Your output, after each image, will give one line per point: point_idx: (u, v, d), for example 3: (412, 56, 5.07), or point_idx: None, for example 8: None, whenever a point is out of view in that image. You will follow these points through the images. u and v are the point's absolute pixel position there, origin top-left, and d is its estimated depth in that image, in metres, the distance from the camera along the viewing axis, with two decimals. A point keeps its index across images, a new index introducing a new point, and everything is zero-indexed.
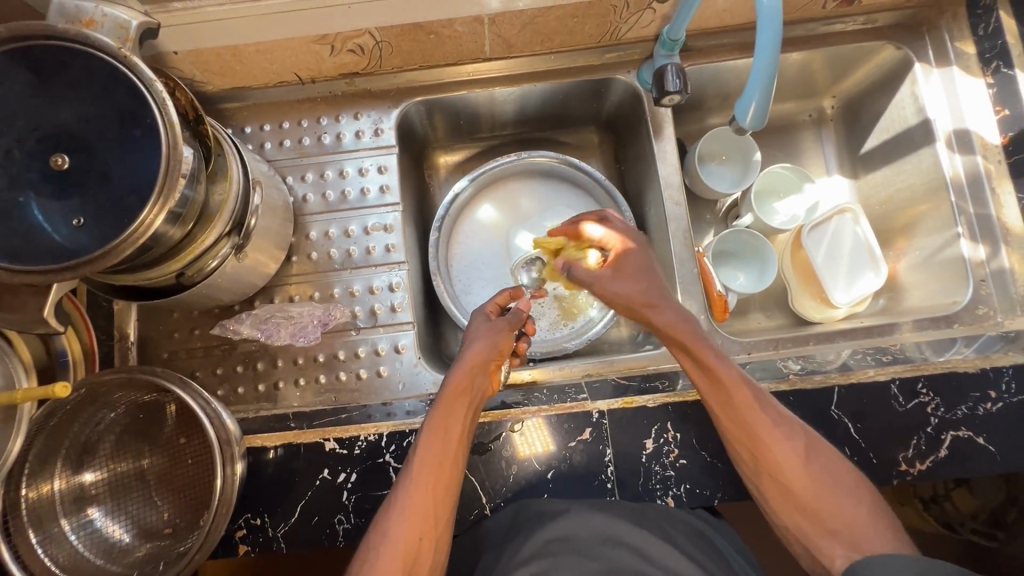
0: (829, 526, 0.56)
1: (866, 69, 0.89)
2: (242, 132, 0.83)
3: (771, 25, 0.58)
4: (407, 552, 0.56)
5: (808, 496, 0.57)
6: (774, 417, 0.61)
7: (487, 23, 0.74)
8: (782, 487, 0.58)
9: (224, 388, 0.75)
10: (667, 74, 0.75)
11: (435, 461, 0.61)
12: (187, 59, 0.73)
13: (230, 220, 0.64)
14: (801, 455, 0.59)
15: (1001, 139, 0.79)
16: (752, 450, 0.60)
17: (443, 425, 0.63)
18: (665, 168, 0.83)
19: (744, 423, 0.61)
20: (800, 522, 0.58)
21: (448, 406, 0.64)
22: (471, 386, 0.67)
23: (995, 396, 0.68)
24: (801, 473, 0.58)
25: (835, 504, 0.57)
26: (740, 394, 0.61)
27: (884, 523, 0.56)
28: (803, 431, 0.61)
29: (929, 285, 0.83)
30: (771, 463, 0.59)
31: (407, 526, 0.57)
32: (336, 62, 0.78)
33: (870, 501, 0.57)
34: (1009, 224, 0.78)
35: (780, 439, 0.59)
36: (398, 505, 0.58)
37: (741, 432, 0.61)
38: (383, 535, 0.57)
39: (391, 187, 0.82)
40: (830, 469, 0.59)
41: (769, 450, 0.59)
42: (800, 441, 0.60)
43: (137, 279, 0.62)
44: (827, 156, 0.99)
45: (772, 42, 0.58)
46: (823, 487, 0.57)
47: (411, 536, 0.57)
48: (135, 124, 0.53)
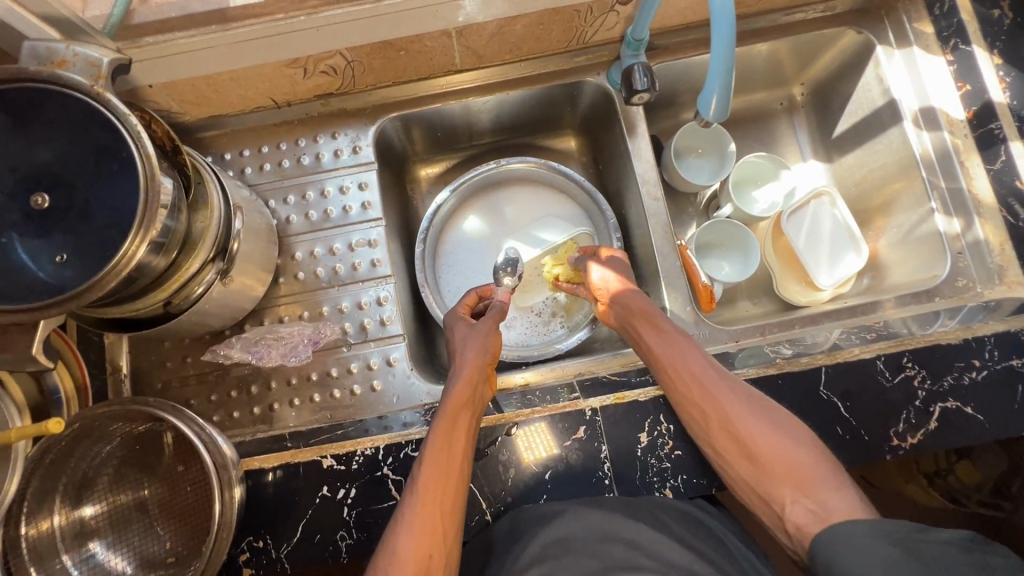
0: (778, 471, 0.59)
1: (829, 56, 0.91)
2: (222, 159, 0.84)
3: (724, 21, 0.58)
4: (417, 565, 0.56)
5: (751, 445, 0.61)
6: (718, 379, 0.65)
7: (455, 36, 0.76)
8: (733, 440, 0.62)
9: (220, 414, 0.76)
10: (635, 73, 0.76)
11: (441, 474, 0.61)
12: (162, 92, 0.74)
13: (213, 246, 0.65)
14: (738, 408, 0.63)
15: (966, 114, 0.80)
16: (700, 410, 0.64)
17: (446, 436, 0.64)
18: (641, 165, 0.84)
19: (694, 380, 0.65)
20: (752, 474, 0.61)
21: (451, 417, 0.65)
22: (474, 397, 0.68)
23: (979, 364, 0.69)
24: (752, 423, 0.62)
25: (777, 449, 0.60)
26: (682, 360, 0.66)
27: (822, 464, 0.59)
28: (747, 390, 0.65)
29: (910, 261, 0.84)
30: (718, 418, 0.63)
31: (417, 541, 0.57)
32: (310, 85, 0.80)
33: (813, 446, 0.60)
34: (980, 196, 0.78)
35: (717, 390, 0.64)
36: (404, 524, 0.59)
37: (690, 391, 0.65)
38: (390, 554, 0.57)
39: (372, 203, 0.83)
40: (779, 420, 0.62)
41: (709, 406, 0.63)
42: (747, 399, 0.64)
43: (125, 311, 0.62)
44: (800, 143, 1.01)
45: (727, 35, 0.58)
46: (768, 437, 0.61)
47: (420, 551, 0.57)
48: (112, 158, 0.54)
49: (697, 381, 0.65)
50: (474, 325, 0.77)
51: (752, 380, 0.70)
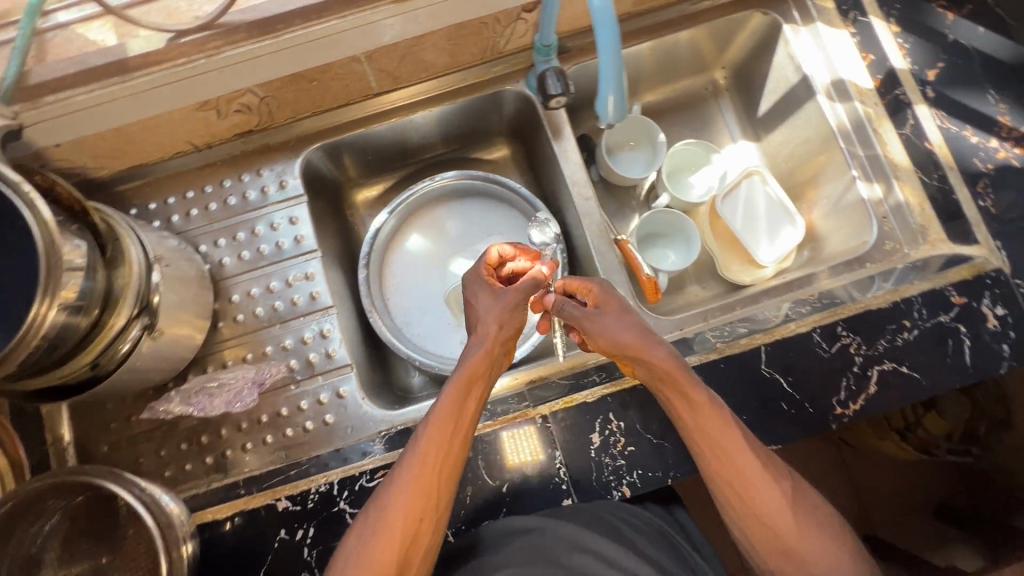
0: (812, 569, 0.57)
1: (741, 39, 0.93)
2: (146, 209, 0.81)
3: (606, 27, 0.56)
4: (405, 526, 0.57)
5: (783, 535, 0.58)
6: (767, 475, 0.59)
7: (365, 60, 0.76)
8: (771, 533, 0.58)
9: (171, 469, 0.74)
10: (548, 78, 0.77)
11: (444, 442, 0.60)
12: (72, 148, 0.73)
13: (136, 301, 0.64)
14: (771, 487, 0.58)
15: (873, 82, 0.83)
16: (744, 503, 0.59)
17: (456, 409, 0.62)
18: (569, 167, 0.85)
19: (735, 473, 0.59)
20: (783, 568, 0.58)
21: (463, 389, 0.63)
22: (489, 369, 0.66)
23: (909, 324, 0.71)
24: (793, 517, 0.58)
25: (819, 552, 0.57)
26: (724, 434, 0.59)
27: (857, 564, 0.57)
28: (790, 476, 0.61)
29: (842, 230, 0.86)
30: (760, 511, 0.58)
31: (407, 505, 0.58)
32: (227, 124, 0.79)
33: (849, 547, 0.58)
34: (896, 159, 0.80)
35: (758, 474, 0.58)
36: (399, 481, 0.59)
37: (731, 479, 0.59)
38: (383, 510, 0.58)
39: (305, 236, 0.82)
40: (817, 514, 0.59)
41: (747, 490, 0.58)
42: (790, 489, 0.59)
43: (49, 380, 0.61)
44: (729, 126, 1.03)
45: (612, 40, 0.56)
46: (807, 535, 0.58)
47: (410, 513, 0.58)
48: (10, 227, 0.53)
49: (740, 474, 0.58)
50: (500, 294, 0.69)
51: (695, 366, 0.71)
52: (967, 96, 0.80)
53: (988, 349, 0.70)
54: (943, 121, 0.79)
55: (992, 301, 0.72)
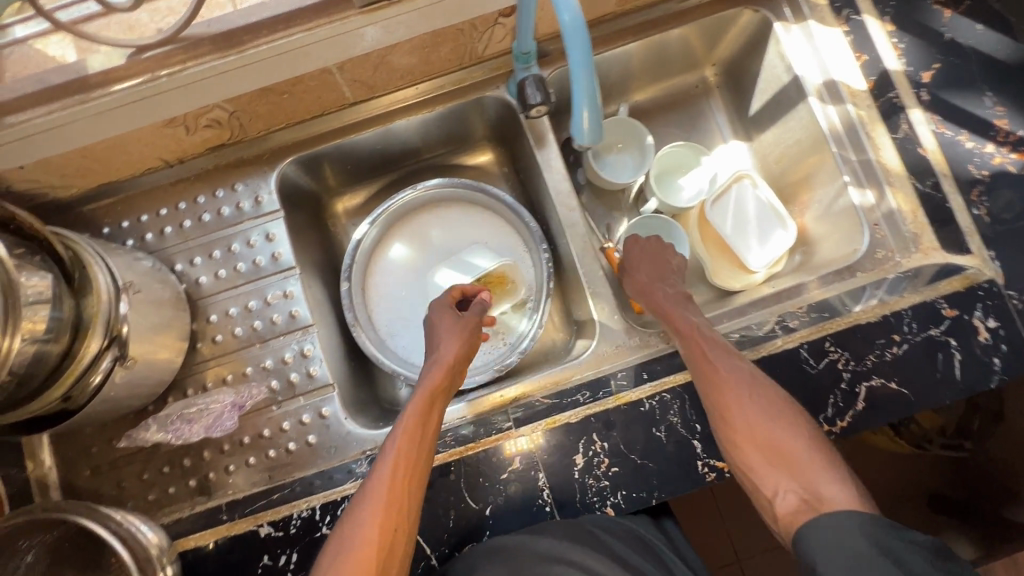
0: (774, 457, 0.60)
1: (732, 36, 0.90)
2: (119, 228, 0.80)
3: (579, 46, 0.54)
4: (382, 534, 0.58)
5: (754, 431, 0.62)
6: (734, 369, 0.66)
7: (336, 71, 0.73)
8: (730, 426, 0.63)
9: (154, 492, 0.73)
10: (528, 87, 0.74)
11: (411, 451, 0.64)
12: (37, 170, 0.71)
13: (105, 332, 0.62)
14: (749, 399, 0.63)
15: (867, 84, 0.79)
16: (708, 389, 0.65)
17: (422, 421, 0.66)
18: (552, 177, 0.83)
19: (702, 370, 0.67)
20: (751, 460, 0.61)
21: (426, 402, 0.68)
22: (449, 386, 0.72)
23: (899, 338, 0.70)
24: (752, 409, 0.63)
25: (780, 439, 0.61)
26: (701, 348, 0.68)
27: (819, 455, 0.59)
28: (753, 374, 0.66)
29: (834, 235, 0.84)
30: (721, 406, 0.64)
31: (381, 512, 0.59)
32: (198, 139, 0.77)
33: (812, 438, 0.60)
34: (890, 165, 0.78)
35: (740, 387, 0.64)
36: (369, 495, 0.60)
37: (698, 376, 0.67)
38: (356, 523, 0.59)
39: (283, 253, 0.80)
40: (778, 408, 0.63)
41: (726, 402, 0.63)
42: (750, 383, 0.65)
43: (15, 415, 0.59)
44: (720, 125, 1.00)
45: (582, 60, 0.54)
46: (766, 426, 0.61)
47: (386, 522, 0.58)
48: None
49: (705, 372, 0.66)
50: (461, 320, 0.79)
51: (680, 386, 0.70)
52: (963, 99, 0.77)
53: (980, 363, 0.68)
54: (938, 125, 0.77)
55: (985, 313, 0.70)
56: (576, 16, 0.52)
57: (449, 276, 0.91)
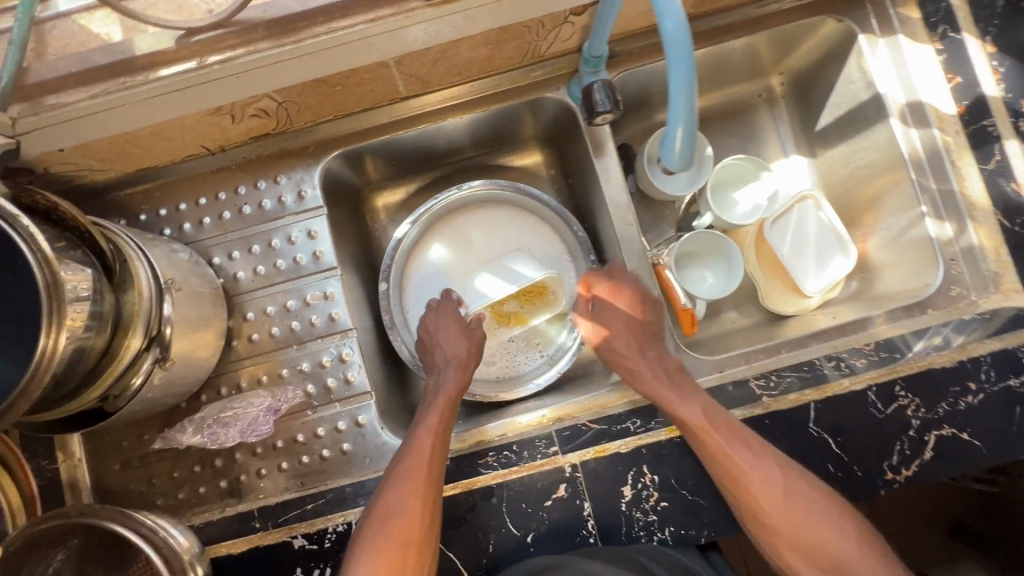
0: (819, 560, 0.59)
1: (809, 46, 0.84)
2: (157, 215, 0.77)
3: (681, 54, 0.49)
4: (417, 509, 0.61)
5: (794, 537, 0.60)
6: (757, 469, 0.60)
7: (393, 65, 0.68)
8: (769, 529, 0.61)
9: (184, 491, 0.72)
10: (596, 93, 0.70)
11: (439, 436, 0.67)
12: (77, 153, 0.68)
13: (147, 332, 0.60)
14: (785, 500, 0.60)
15: (957, 108, 0.74)
16: (736, 493, 0.61)
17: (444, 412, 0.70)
18: (610, 188, 0.79)
19: (725, 472, 0.61)
20: (795, 561, 0.60)
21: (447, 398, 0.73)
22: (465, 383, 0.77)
23: (975, 387, 0.66)
24: (787, 512, 0.60)
25: (825, 540, 0.59)
26: (717, 447, 0.61)
27: (869, 556, 0.58)
28: (782, 467, 0.61)
29: (900, 266, 0.80)
30: (754, 506, 0.60)
31: (415, 489, 0.62)
32: (242, 128, 0.73)
33: (857, 534, 0.59)
34: (974, 197, 0.73)
35: (772, 488, 0.60)
36: (398, 472, 0.63)
37: (723, 477, 0.61)
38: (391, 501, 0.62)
39: (324, 251, 0.76)
40: (817, 505, 0.60)
41: (761, 505, 0.60)
42: (779, 481, 0.60)
43: (56, 413, 0.57)
44: (782, 139, 0.94)
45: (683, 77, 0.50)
46: (805, 526, 0.59)
47: (419, 500, 0.61)
48: (8, 266, 0.48)
49: (730, 476, 0.60)
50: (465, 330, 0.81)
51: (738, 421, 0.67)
52: None
53: None
54: None
55: None
56: (679, 26, 0.47)
57: (490, 281, 0.87)
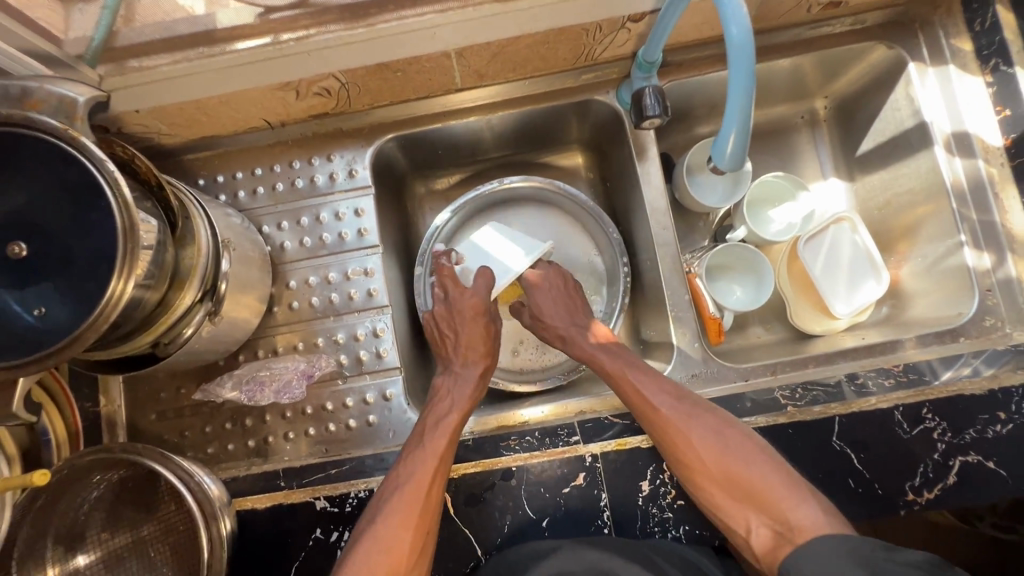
0: (736, 491, 0.60)
1: (857, 71, 0.85)
2: (215, 182, 0.81)
3: (739, 36, 0.51)
4: (408, 524, 0.60)
5: (713, 470, 0.61)
6: (673, 405, 0.65)
7: (455, 56, 0.71)
8: (687, 466, 0.62)
9: (214, 446, 0.75)
10: (646, 98, 0.72)
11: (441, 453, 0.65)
12: (150, 116, 0.71)
13: (201, 286, 0.63)
14: (690, 427, 0.63)
15: (1003, 141, 0.75)
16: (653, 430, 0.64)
17: (446, 423, 0.68)
18: (649, 193, 0.80)
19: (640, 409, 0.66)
20: (716, 497, 0.61)
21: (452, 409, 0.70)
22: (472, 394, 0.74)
23: (1005, 417, 0.65)
24: (698, 442, 0.62)
25: (740, 470, 0.60)
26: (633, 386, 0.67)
27: (781, 481, 0.59)
28: (687, 401, 0.65)
29: (933, 295, 0.80)
30: (669, 442, 0.63)
31: (407, 504, 0.61)
32: (303, 105, 0.76)
33: (768, 462, 0.60)
34: (1014, 229, 0.74)
35: (676, 415, 0.64)
36: (396, 482, 0.63)
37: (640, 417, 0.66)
38: (379, 511, 0.62)
39: (369, 229, 0.79)
40: (720, 433, 0.62)
41: (674, 435, 0.63)
42: (687, 412, 0.64)
43: (111, 353, 0.60)
44: (821, 161, 0.95)
45: (745, 59, 0.51)
46: (718, 457, 0.61)
47: (409, 512, 0.61)
48: (90, 208, 0.51)
49: (642, 411, 0.66)
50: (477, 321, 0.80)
51: (761, 428, 0.67)
52: None
53: None
54: None
55: None
56: (744, 28, 0.51)
57: (488, 235, 0.87)
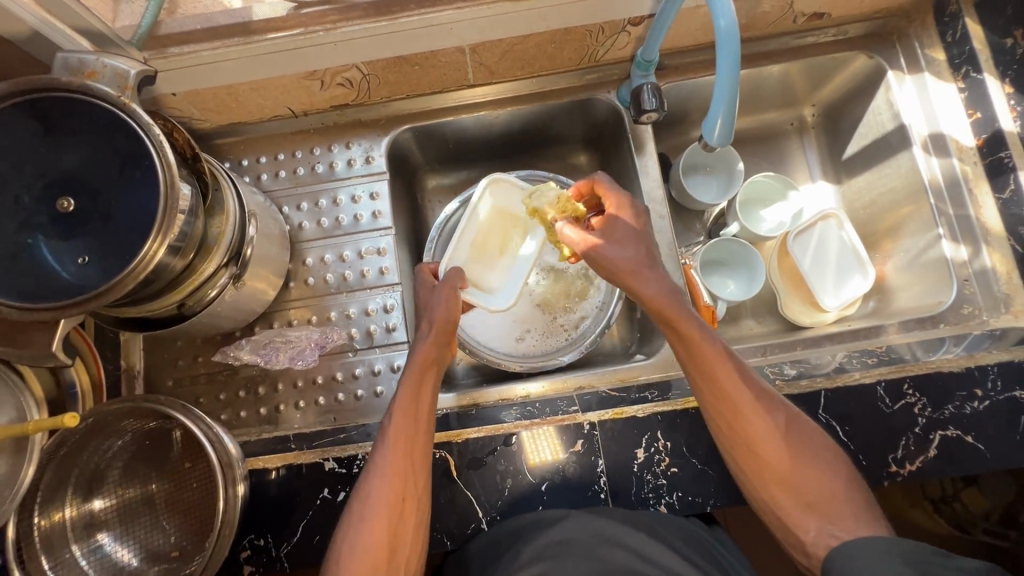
0: (805, 497, 0.58)
1: (841, 79, 0.92)
2: (240, 165, 0.86)
3: (726, 24, 0.58)
4: (391, 505, 0.60)
5: (787, 473, 0.59)
6: (761, 403, 0.62)
7: (469, 52, 0.78)
8: (762, 464, 0.60)
9: (228, 413, 0.78)
10: (644, 93, 0.78)
11: (410, 428, 0.64)
12: (185, 100, 0.77)
13: (227, 251, 0.67)
14: (778, 429, 0.61)
15: (976, 141, 0.81)
16: (733, 422, 0.62)
17: (413, 395, 0.66)
18: (647, 183, 0.86)
19: (721, 398, 0.63)
20: (781, 499, 0.59)
21: (416, 378, 0.68)
22: (438, 356, 0.71)
23: (981, 394, 0.69)
24: (781, 445, 0.60)
25: (813, 478, 0.59)
26: (723, 372, 0.63)
27: (854, 495, 0.58)
28: (781, 407, 0.63)
29: (916, 286, 0.84)
30: (751, 436, 0.61)
31: (388, 486, 0.60)
32: (326, 95, 0.82)
33: (846, 478, 0.59)
34: (989, 224, 0.78)
35: (755, 409, 0.61)
36: (375, 468, 0.62)
37: (722, 407, 0.62)
38: (366, 500, 0.60)
39: (383, 212, 0.84)
40: (807, 441, 0.61)
41: (756, 432, 0.61)
42: (780, 415, 0.62)
43: (140, 311, 0.64)
44: (810, 164, 1.01)
45: (731, 45, 0.58)
46: (796, 461, 0.59)
47: (392, 494, 0.60)
48: (135, 168, 0.56)
49: (729, 400, 0.62)
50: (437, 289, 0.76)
51: None
52: None
53: None
54: None
55: None
56: (731, 22, 0.58)
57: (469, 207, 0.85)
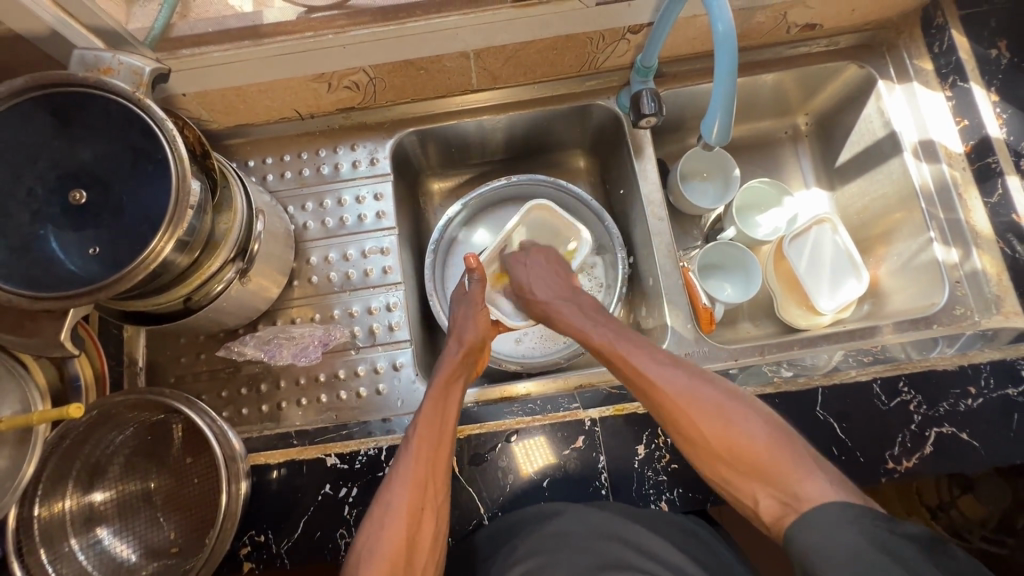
0: (739, 464, 0.59)
1: (833, 88, 0.95)
2: (246, 165, 0.88)
3: (724, 30, 0.61)
4: (410, 515, 0.60)
5: (717, 444, 0.60)
6: (678, 377, 0.65)
7: (473, 57, 0.80)
8: (694, 442, 0.62)
9: (229, 410, 0.78)
10: (643, 98, 0.80)
11: (433, 439, 0.65)
12: (194, 100, 0.79)
13: (234, 247, 0.68)
14: (692, 399, 0.63)
15: (963, 147, 0.83)
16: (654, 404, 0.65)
17: (439, 407, 0.68)
18: (646, 186, 0.88)
19: (640, 386, 0.67)
20: (723, 471, 0.61)
21: (442, 390, 0.70)
22: (459, 371, 0.73)
23: (975, 392, 0.70)
24: (700, 419, 0.62)
25: (738, 440, 0.59)
26: (636, 361, 0.68)
27: (781, 450, 0.58)
28: (690, 374, 0.65)
29: (909, 288, 0.86)
30: (669, 413, 0.64)
31: (408, 494, 0.61)
32: (333, 98, 0.84)
33: (768, 432, 0.60)
34: (978, 228, 0.81)
35: (678, 390, 0.64)
36: (397, 476, 0.63)
37: (646, 395, 0.66)
38: (386, 506, 0.61)
39: (386, 213, 0.86)
40: (723, 404, 0.62)
41: (676, 407, 0.63)
42: (686, 382, 0.64)
43: (148, 305, 0.65)
44: (804, 171, 1.03)
45: (730, 51, 0.60)
46: (720, 428, 0.60)
47: (412, 503, 0.61)
48: (147, 161, 0.57)
49: (644, 386, 0.66)
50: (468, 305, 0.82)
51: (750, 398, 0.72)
52: None
53: None
54: None
55: None
56: (729, 27, 0.60)
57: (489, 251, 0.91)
